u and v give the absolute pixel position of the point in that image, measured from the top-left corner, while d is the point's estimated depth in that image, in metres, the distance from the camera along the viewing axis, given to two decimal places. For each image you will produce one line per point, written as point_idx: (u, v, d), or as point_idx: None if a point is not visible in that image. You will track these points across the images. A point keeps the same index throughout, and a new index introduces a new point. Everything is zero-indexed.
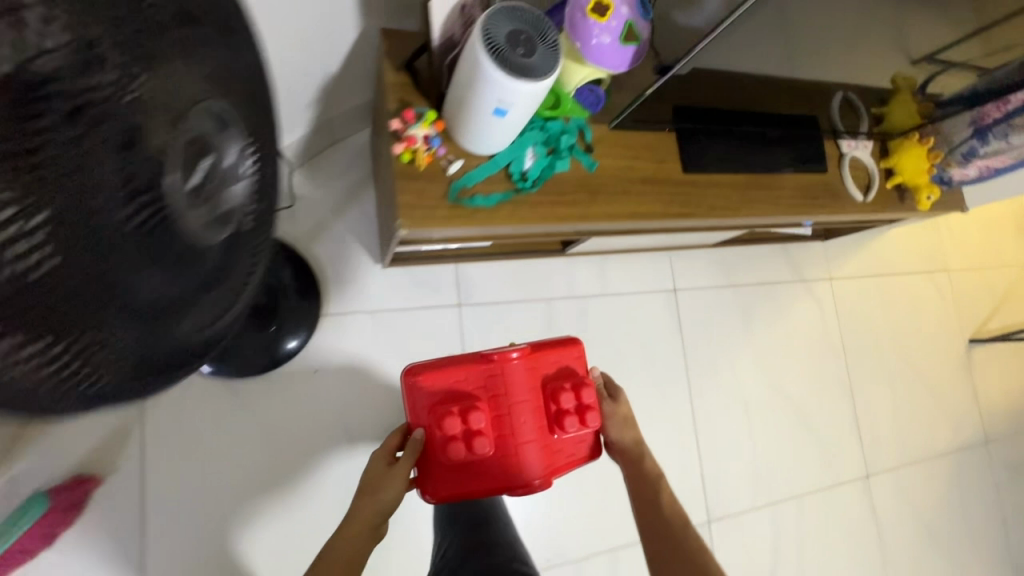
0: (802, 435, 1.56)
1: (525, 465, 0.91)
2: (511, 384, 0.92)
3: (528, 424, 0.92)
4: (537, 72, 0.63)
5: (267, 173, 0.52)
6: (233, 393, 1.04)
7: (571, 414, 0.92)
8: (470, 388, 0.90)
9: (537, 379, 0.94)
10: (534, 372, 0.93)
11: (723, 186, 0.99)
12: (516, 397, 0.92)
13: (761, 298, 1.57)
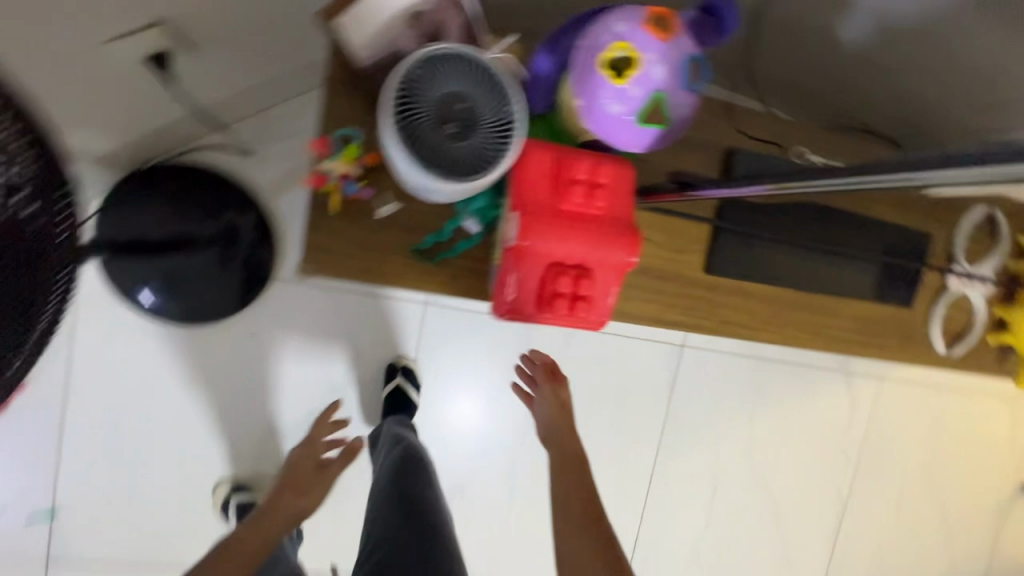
0: (770, 531, 1.38)
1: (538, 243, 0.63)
2: (611, 244, 0.64)
3: (564, 260, 0.64)
4: (457, 175, 0.64)
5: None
6: (167, 332, 1.01)
7: (565, 288, 0.65)
8: (622, 203, 0.66)
9: (599, 277, 0.66)
10: (606, 274, 0.66)
11: (750, 296, 0.76)
12: (600, 251, 0.64)
13: (784, 377, 1.33)
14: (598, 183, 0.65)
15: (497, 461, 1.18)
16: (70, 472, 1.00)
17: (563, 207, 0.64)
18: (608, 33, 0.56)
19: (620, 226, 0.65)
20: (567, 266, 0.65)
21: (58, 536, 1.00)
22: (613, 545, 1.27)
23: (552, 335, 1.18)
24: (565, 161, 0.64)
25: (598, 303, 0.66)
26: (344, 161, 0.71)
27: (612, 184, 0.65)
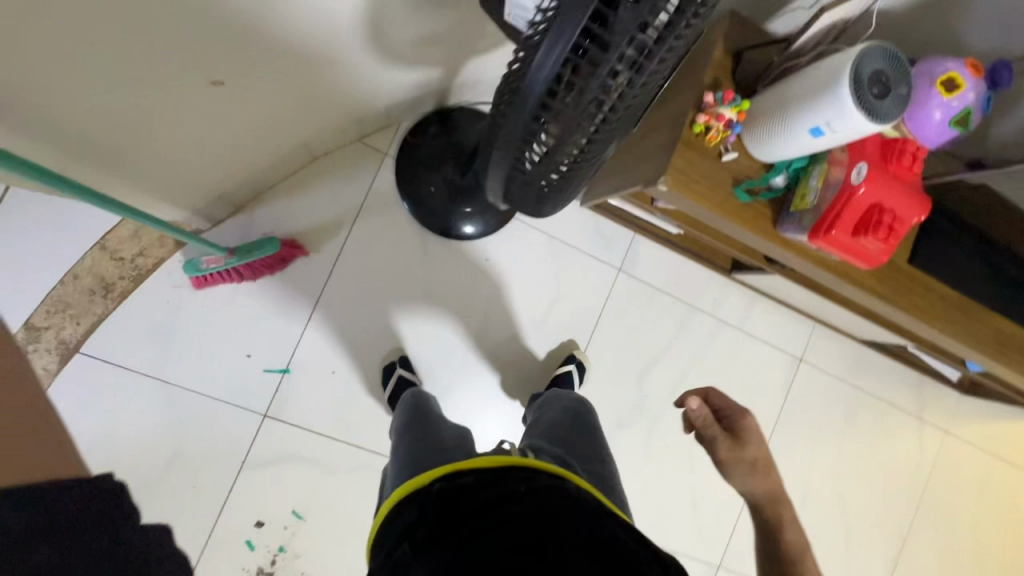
0: (841, 547, 1.54)
1: (869, 189, 0.76)
2: (915, 203, 0.77)
3: (882, 208, 0.77)
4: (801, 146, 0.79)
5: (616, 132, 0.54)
6: (421, 239, 1.19)
7: (879, 228, 0.77)
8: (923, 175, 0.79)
9: (901, 226, 0.78)
10: (906, 225, 0.78)
11: (933, 292, 1.00)
12: (908, 205, 0.77)
13: (872, 409, 1.55)
14: (914, 156, 0.78)
15: (641, 421, 1.35)
16: (311, 337, 1.14)
17: (886, 168, 0.77)
18: (940, 67, 0.76)
19: (922, 192, 0.78)
20: (881, 212, 0.77)
21: (283, 393, 1.12)
22: (716, 526, 1.41)
23: (707, 323, 1.38)
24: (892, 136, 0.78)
25: (890, 248, 0.78)
26: (734, 110, 0.83)
27: (917, 158, 0.78)
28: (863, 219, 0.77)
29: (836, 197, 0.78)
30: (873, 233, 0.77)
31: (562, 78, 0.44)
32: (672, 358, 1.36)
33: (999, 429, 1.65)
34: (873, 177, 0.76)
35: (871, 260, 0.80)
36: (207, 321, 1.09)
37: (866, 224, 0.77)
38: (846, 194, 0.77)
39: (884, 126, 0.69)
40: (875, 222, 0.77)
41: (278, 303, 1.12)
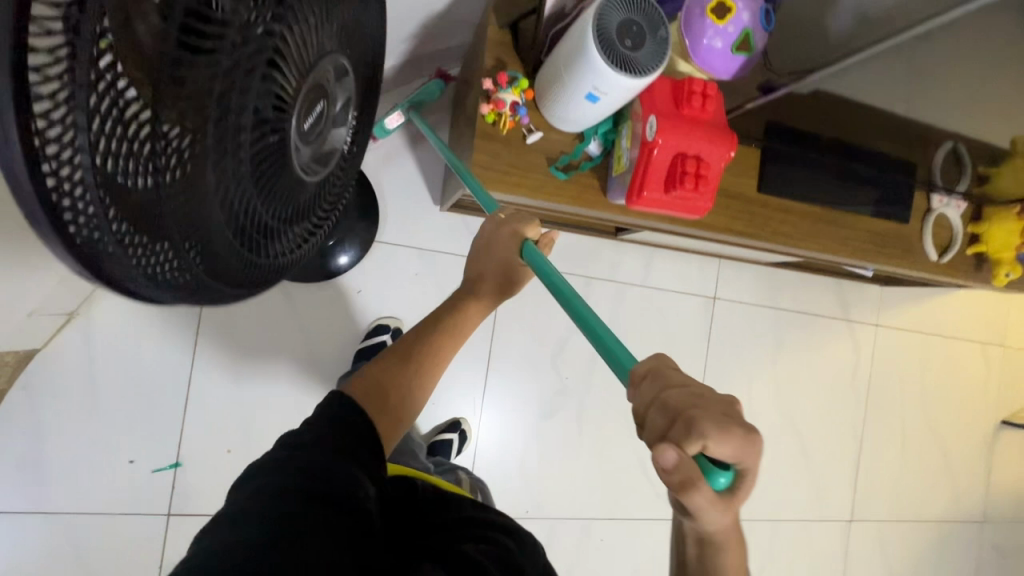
0: (799, 463, 1.55)
1: (667, 143, 0.71)
2: (717, 142, 0.73)
3: (685, 157, 0.72)
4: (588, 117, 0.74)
5: (288, 181, 0.47)
6: (283, 291, 1.13)
7: (688, 178, 0.72)
8: (719, 110, 0.74)
9: (709, 167, 0.73)
10: (715, 165, 0.73)
11: (792, 213, 0.97)
12: (709, 146, 0.72)
13: (798, 324, 1.54)
14: (704, 96, 0.73)
15: (568, 404, 1.32)
16: (195, 422, 1.09)
17: (680, 114, 0.72)
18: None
19: (723, 128, 0.73)
20: (686, 162, 0.72)
21: (182, 489, 1.07)
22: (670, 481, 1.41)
23: (608, 289, 1.35)
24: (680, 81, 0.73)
25: (708, 192, 0.74)
26: (516, 91, 0.77)
27: (707, 96, 0.73)
28: (670, 174, 0.73)
29: (638, 159, 0.73)
30: (683, 184, 0.72)
31: (157, 181, 0.35)
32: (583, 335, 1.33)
33: (924, 308, 1.67)
34: (667, 130, 0.71)
35: (694, 209, 0.75)
36: (74, 441, 1.02)
37: (675, 178, 0.72)
38: (645, 154, 0.72)
39: (648, 78, 0.64)
40: (683, 174, 0.72)
41: (147, 398, 1.06)
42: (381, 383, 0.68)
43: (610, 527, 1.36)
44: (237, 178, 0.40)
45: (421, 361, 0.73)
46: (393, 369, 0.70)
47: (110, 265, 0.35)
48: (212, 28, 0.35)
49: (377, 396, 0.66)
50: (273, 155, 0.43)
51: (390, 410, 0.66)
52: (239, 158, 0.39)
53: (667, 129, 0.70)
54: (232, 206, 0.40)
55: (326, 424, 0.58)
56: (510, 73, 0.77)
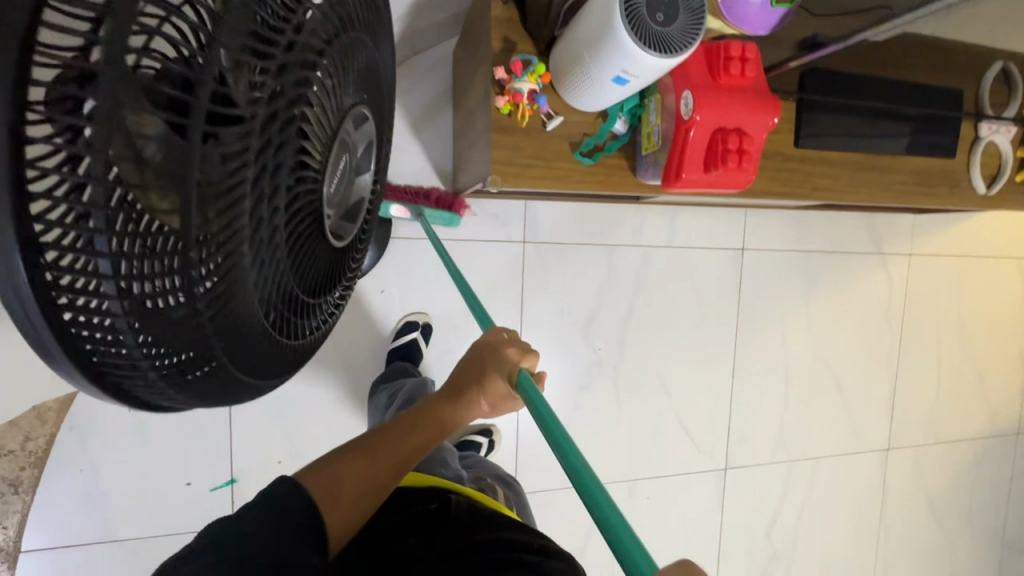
0: (836, 402, 1.56)
1: (705, 118, 0.65)
2: (757, 109, 0.67)
3: (725, 132, 0.66)
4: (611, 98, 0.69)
5: (317, 248, 0.46)
6: None
7: (729, 154, 0.66)
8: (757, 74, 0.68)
9: (751, 137, 0.67)
10: (757, 134, 0.68)
11: (831, 164, 0.91)
12: (749, 116, 0.67)
13: (829, 265, 1.50)
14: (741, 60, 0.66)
15: (603, 375, 1.32)
16: (242, 439, 1.10)
17: (715, 85, 0.66)
18: None
19: (763, 93, 0.67)
20: (725, 137, 0.66)
21: (241, 503, 1.10)
22: (710, 434, 1.43)
23: (634, 255, 1.31)
24: (713, 46, 0.67)
25: (753, 164, 0.68)
26: (531, 76, 0.71)
27: (744, 60, 0.66)
28: (709, 152, 0.67)
29: (674, 139, 0.67)
30: (725, 161, 0.67)
31: (200, 303, 0.34)
32: (612, 304, 1.30)
33: (958, 231, 1.61)
34: (704, 105, 0.65)
35: (739, 184, 0.70)
36: (129, 473, 1.04)
37: (715, 157, 0.67)
38: (680, 134, 0.66)
39: (677, 59, 0.58)
40: (724, 151, 0.66)
41: (191, 423, 1.07)
42: (337, 476, 0.65)
43: (654, 485, 1.39)
44: (271, 267, 0.39)
45: (385, 454, 0.70)
46: (353, 462, 0.68)
47: (138, 380, 0.34)
48: (227, 134, 0.33)
49: (334, 495, 0.64)
50: (299, 229, 0.42)
51: (343, 505, 0.64)
52: (270, 248, 0.39)
53: (704, 103, 0.65)
54: (270, 296, 0.41)
55: (287, 487, 0.62)
56: (522, 57, 0.70)
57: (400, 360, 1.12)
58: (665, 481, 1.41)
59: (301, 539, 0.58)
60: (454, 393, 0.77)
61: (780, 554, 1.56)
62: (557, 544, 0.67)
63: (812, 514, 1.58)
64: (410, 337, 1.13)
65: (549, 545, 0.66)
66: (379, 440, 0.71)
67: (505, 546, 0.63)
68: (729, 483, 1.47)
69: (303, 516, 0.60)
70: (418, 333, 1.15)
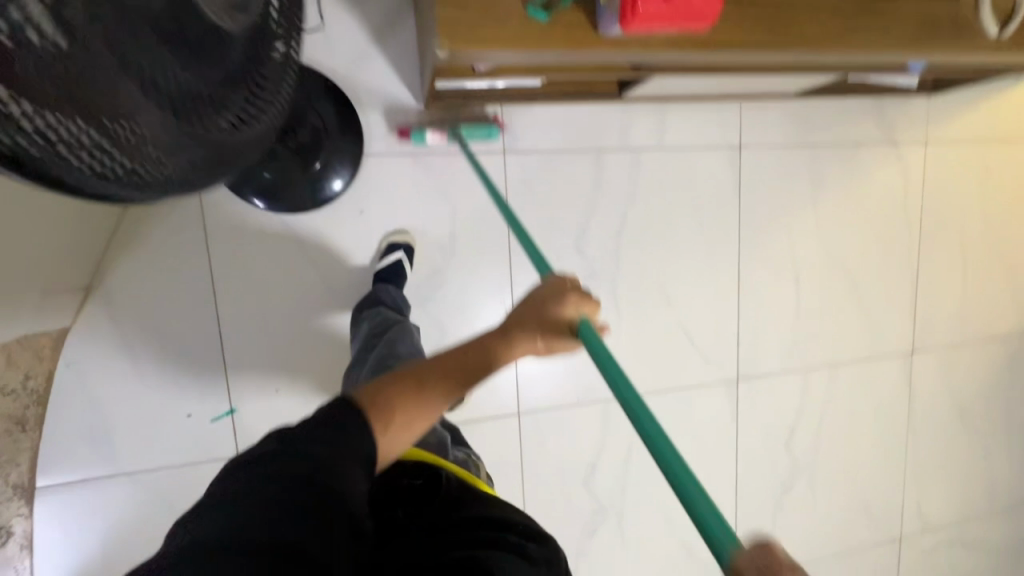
0: (851, 305, 1.49)
1: None
2: None
3: None
4: None
5: (209, 48, 0.43)
6: (287, 226, 1.10)
7: None
8: None
9: None
10: None
11: (818, 11, 0.83)
12: None
13: (837, 159, 1.41)
14: None
15: (600, 288, 1.28)
16: (237, 369, 1.10)
17: None
18: None
19: None
20: None
21: (243, 431, 1.12)
22: (718, 344, 1.38)
23: (623, 159, 1.25)
24: None
25: None
26: None
27: None
28: None
29: None
30: None
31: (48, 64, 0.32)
32: (603, 214, 1.25)
33: (980, 114, 1.49)
34: None
35: None
36: (130, 406, 1.06)
37: None
38: None
39: None
40: None
41: (185, 355, 1.07)
42: (387, 407, 0.65)
43: (662, 399, 1.36)
44: (138, 47, 0.37)
45: (433, 390, 0.68)
46: (404, 399, 0.66)
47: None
48: None
49: (384, 422, 0.64)
50: (174, 11, 0.39)
51: (390, 435, 0.64)
52: (131, 22, 0.36)
53: None
54: (148, 84, 0.39)
55: (324, 424, 0.58)
56: None
57: (385, 284, 1.09)
58: (674, 394, 1.37)
59: (345, 470, 0.55)
60: (504, 336, 0.73)
61: (801, 466, 1.51)
62: (536, 524, 0.69)
63: (832, 423, 1.53)
64: (393, 258, 1.11)
65: (530, 525, 0.68)
66: (428, 375, 0.69)
67: (488, 522, 0.65)
68: (741, 394, 1.43)
69: (343, 450, 0.56)
70: (403, 254, 1.12)
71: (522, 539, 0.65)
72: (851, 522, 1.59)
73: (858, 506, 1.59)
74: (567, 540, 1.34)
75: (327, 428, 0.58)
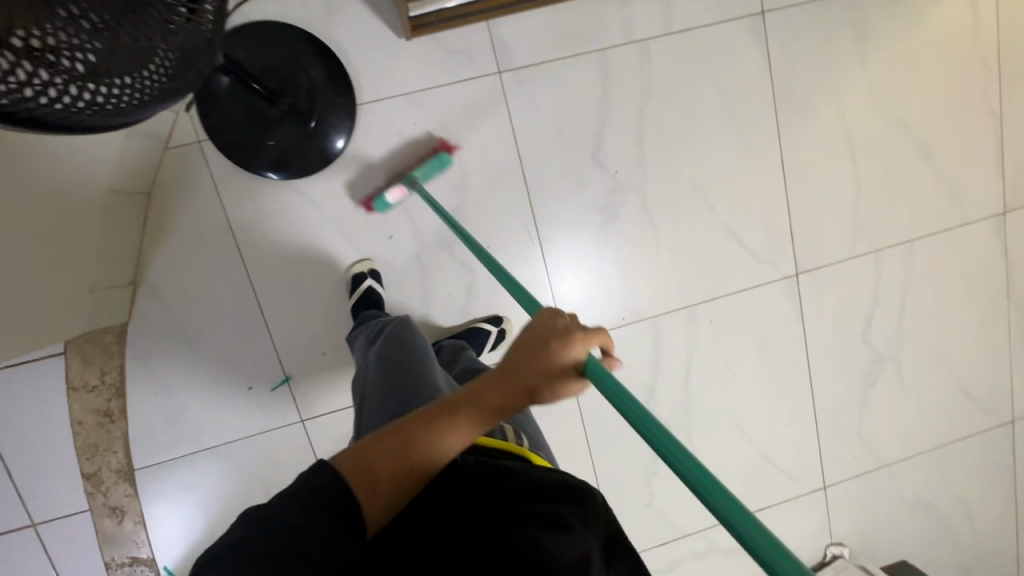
0: (922, 171, 1.32)
1: None
2: None
3: None
4: None
5: None
6: (300, 192, 1.11)
7: None
8: None
9: None
10: None
11: None
12: None
13: (884, 3, 1.22)
14: None
15: (628, 200, 1.20)
16: (283, 339, 1.14)
17: None
18: None
19: None
20: None
21: (301, 397, 1.17)
22: (770, 238, 1.27)
23: (630, 54, 1.15)
24: None
25: None
26: None
27: None
28: None
29: None
30: None
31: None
32: (618, 118, 1.17)
33: None
34: None
35: None
36: (196, 388, 1.13)
37: None
38: None
39: None
40: None
41: (232, 333, 1.12)
42: (371, 474, 0.55)
43: (715, 306, 1.28)
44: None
45: (433, 439, 0.59)
46: (391, 449, 0.57)
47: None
48: None
49: (367, 492, 0.54)
50: None
51: (381, 506, 0.55)
52: None
53: None
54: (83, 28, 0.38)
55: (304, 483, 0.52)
56: None
57: (367, 310, 1.08)
58: (727, 299, 1.29)
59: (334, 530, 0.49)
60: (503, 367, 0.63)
61: (885, 357, 1.39)
62: (581, 480, 0.59)
63: (917, 305, 1.38)
64: (364, 285, 1.10)
65: (570, 483, 0.58)
66: (417, 421, 0.59)
67: (522, 497, 0.55)
68: (804, 288, 1.32)
69: (337, 500, 0.51)
70: (370, 279, 1.12)
71: (565, 508, 0.54)
72: (950, 411, 1.46)
73: (958, 392, 1.45)
74: (635, 463, 1.32)
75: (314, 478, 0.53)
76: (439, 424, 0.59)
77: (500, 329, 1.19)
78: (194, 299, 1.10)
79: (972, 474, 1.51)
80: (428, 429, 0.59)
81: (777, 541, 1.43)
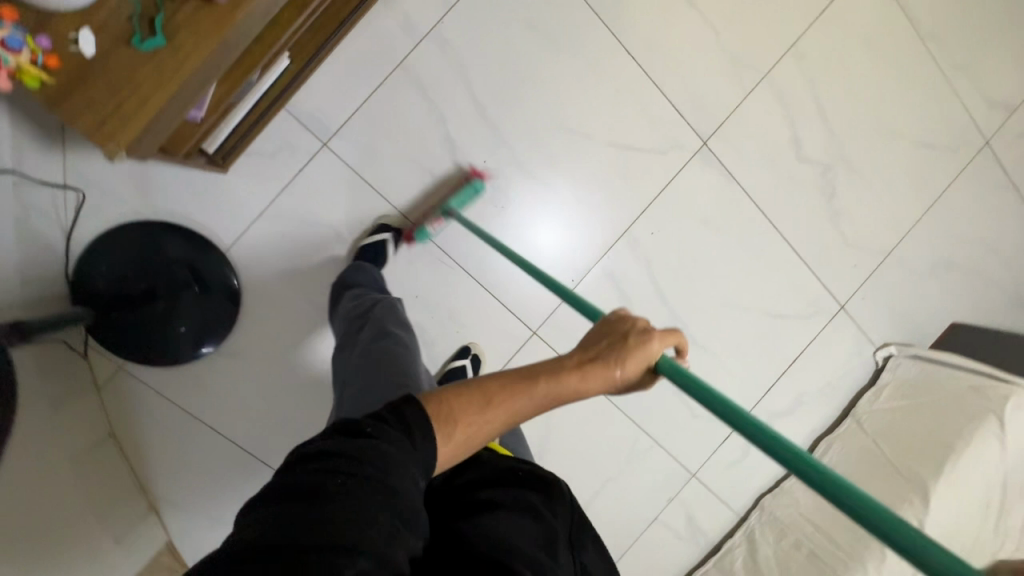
0: None
1: None
2: None
3: None
4: None
5: None
6: (232, 352, 1.13)
7: None
8: None
9: None
10: None
11: None
12: None
13: None
14: None
15: (511, 177, 1.18)
16: None
17: None
18: None
19: None
20: None
21: None
22: (660, 127, 1.23)
23: (427, 51, 1.10)
24: None
25: None
26: None
27: None
28: None
29: None
30: None
31: None
32: (455, 113, 1.13)
33: None
34: None
35: None
36: None
37: None
38: None
39: None
40: None
41: None
42: (448, 413, 0.56)
43: (648, 218, 1.26)
44: None
45: (510, 401, 0.59)
46: (472, 403, 0.58)
47: None
48: None
49: (445, 432, 0.55)
50: None
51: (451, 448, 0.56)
52: None
53: None
54: None
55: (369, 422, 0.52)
56: None
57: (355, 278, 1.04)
58: (654, 205, 1.26)
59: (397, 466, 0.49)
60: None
61: (831, 163, 1.34)
62: (552, 474, 0.65)
63: (834, 97, 1.31)
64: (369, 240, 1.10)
65: (541, 475, 0.64)
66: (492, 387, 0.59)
67: (496, 486, 0.61)
68: (719, 150, 1.27)
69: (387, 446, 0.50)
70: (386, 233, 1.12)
71: (531, 497, 0.61)
72: (920, 172, 1.40)
73: (920, 149, 1.39)
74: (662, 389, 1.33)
75: (360, 424, 0.51)
76: (525, 396, 0.59)
77: (473, 356, 1.20)
78: (211, 490, 1.16)
79: (975, 211, 1.46)
80: (508, 393, 0.59)
81: (828, 376, 1.43)
